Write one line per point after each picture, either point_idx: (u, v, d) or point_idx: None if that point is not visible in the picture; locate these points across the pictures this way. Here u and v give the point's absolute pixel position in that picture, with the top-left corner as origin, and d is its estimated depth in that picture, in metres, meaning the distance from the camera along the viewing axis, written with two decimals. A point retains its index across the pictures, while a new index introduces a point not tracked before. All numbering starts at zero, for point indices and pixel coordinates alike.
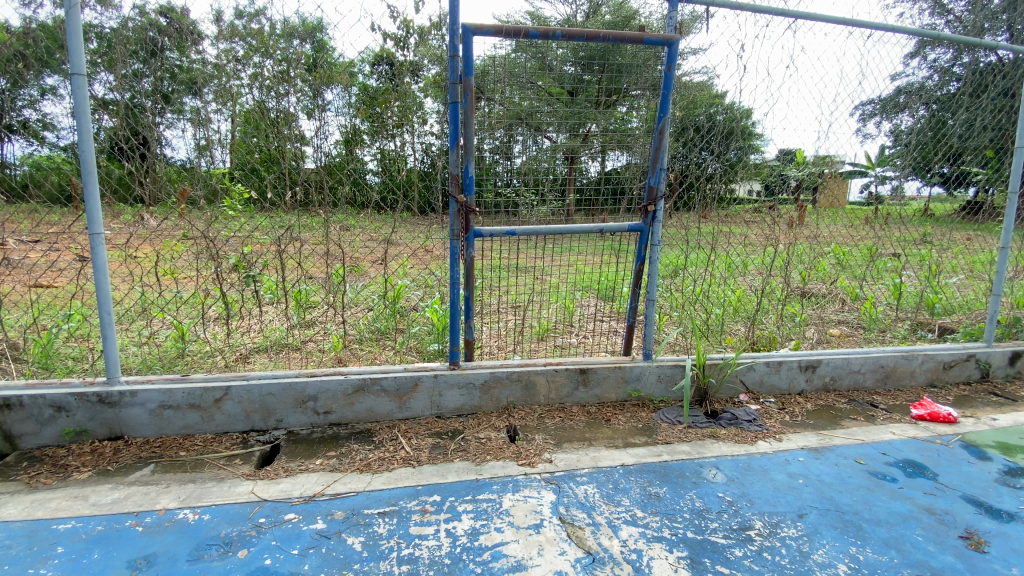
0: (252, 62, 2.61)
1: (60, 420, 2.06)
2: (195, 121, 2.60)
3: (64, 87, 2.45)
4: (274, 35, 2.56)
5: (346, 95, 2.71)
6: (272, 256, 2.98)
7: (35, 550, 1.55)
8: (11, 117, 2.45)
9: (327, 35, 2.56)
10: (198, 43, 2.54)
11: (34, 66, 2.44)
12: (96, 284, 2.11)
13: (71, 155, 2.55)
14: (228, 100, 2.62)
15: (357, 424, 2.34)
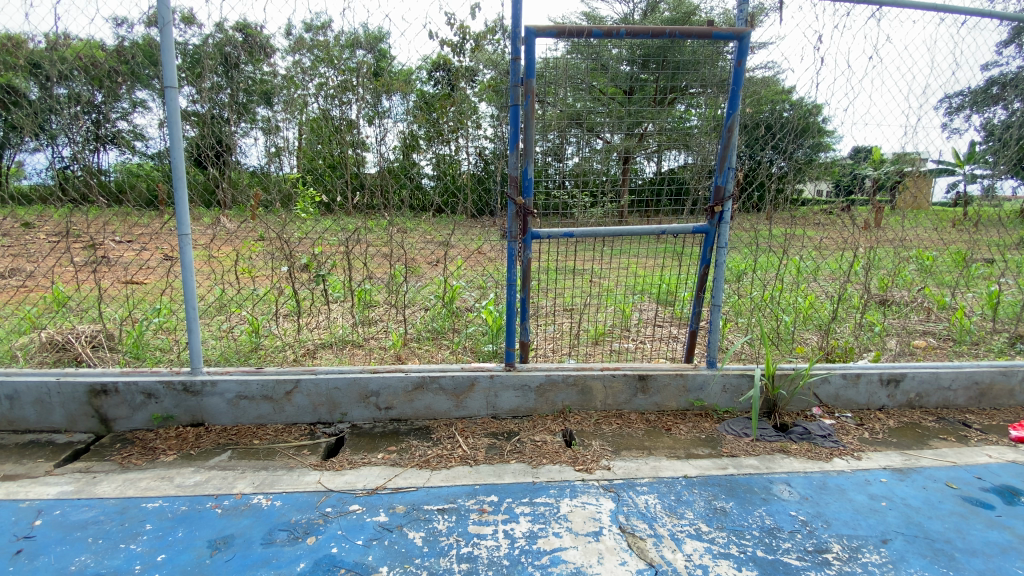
0: (318, 72, 2.75)
1: (150, 405, 2.24)
2: (267, 130, 2.75)
3: (151, 99, 2.69)
4: (338, 45, 2.65)
5: (405, 103, 2.81)
6: (340, 256, 3.10)
7: (128, 526, 1.68)
8: (107, 128, 2.72)
9: (387, 45, 2.63)
10: (270, 56, 2.70)
11: (127, 81, 2.67)
12: (183, 281, 2.26)
13: (158, 162, 2.81)
14: (295, 109, 2.77)
15: (416, 420, 2.39)
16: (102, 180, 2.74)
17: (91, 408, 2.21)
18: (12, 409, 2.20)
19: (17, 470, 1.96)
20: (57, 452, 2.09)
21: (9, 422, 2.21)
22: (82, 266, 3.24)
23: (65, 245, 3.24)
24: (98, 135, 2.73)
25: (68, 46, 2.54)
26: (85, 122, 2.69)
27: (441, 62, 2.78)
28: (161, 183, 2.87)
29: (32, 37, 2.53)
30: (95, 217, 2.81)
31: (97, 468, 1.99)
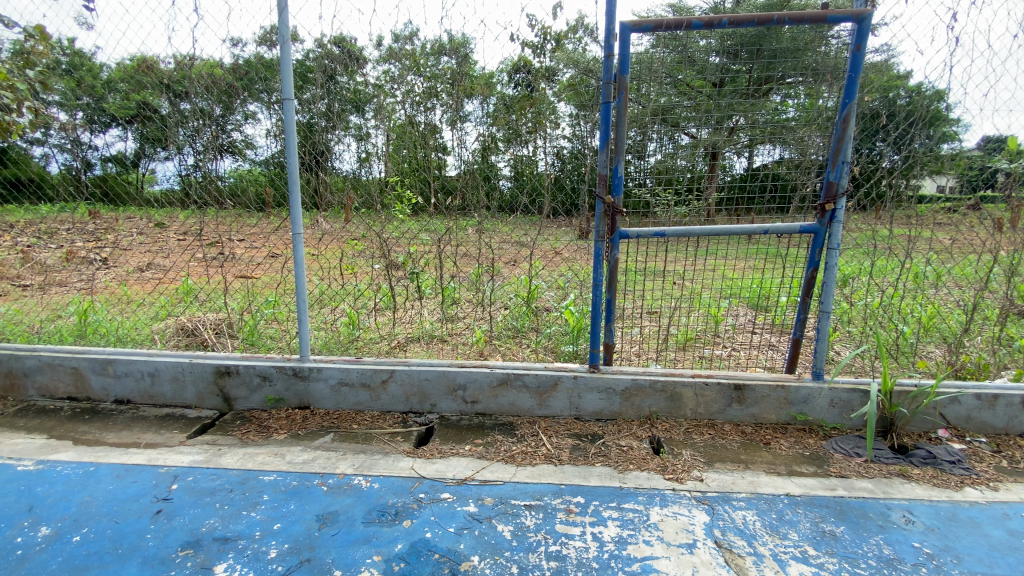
0: (405, 80, 2.87)
1: (265, 387, 2.45)
2: (358, 137, 2.93)
3: (260, 111, 2.92)
4: (425, 53, 2.76)
5: (484, 105, 2.85)
6: (431, 255, 3.19)
7: (248, 495, 1.85)
8: (224, 138, 3.02)
9: (469, 50, 2.68)
10: (362, 66, 2.86)
11: (241, 96, 2.96)
12: (295, 274, 2.47)
13: (264, 168, 3.03)
14: (384, 116, 2.93)
15: (500, 416, 2.42)
16: (218, 185, 3.06)
17: (216, 386, 2.47)
18: (153, 384, 2.51)
19: (158, 439, 2.23)
20: (189, 425, 2.36)
21: (150, 396, 2.52)
22: (205, 262, 3.62)
23: (192, 243, 3.64)
24: (218, 144, 3.03)
25: (193, 67, 2.86)
26: (206, 133, 3.02)
27: (522, 64, 2.83)
28: (268, 187, 3.04)
29: (164, 60, 2.87)
30: (214, 219, 3.14)
31: (221, 441, 2.22)
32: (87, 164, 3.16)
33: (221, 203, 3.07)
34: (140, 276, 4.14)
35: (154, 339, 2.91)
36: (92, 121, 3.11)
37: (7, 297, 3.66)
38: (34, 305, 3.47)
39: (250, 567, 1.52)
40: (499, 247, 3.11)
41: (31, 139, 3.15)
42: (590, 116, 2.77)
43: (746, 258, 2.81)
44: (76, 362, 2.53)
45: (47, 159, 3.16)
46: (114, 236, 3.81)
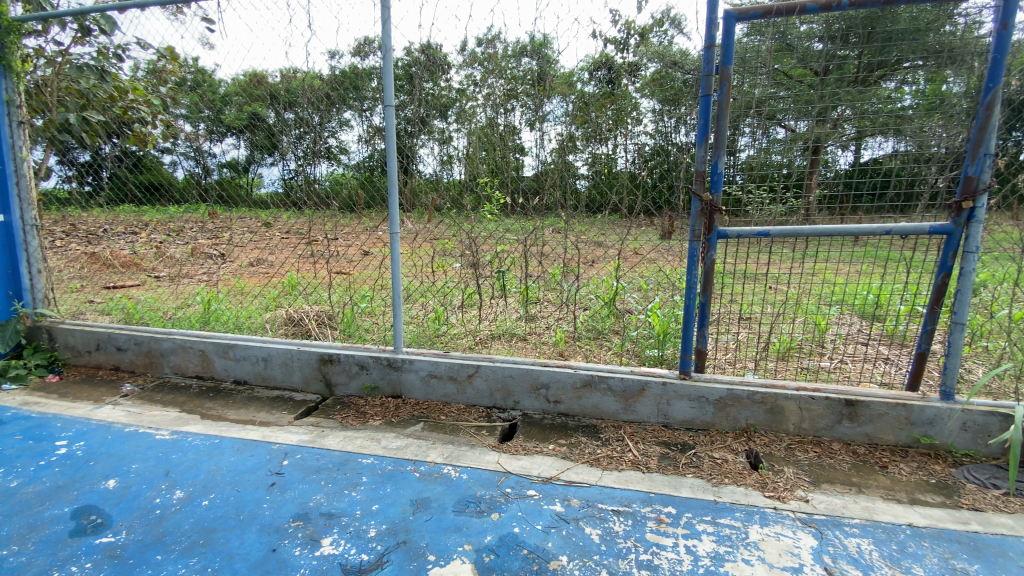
0: (487, 83, 2.94)
1: (362, 375, 2.61)
2: (441, 141, 3.01)
3: (354, 119, 3.15)
4: (506, 56, 2.81)
5: (564, 104, 2.82)
6: (516, 254, 3.23)
7: (349, 475, 1.98)
8: (323, 145, 3.24)
9: (551, 50, 2.67)
10: (446, 72, 2.93)
11: (337, 104, 3.17)
12: (392, 271, 2.65)
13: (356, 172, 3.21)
14: (466, 120, 3.02)
15: (584, 418, 2.39)
16: (315, 187, 3.28)
17: (319, 372, 2.67)
18: (265, 367, 2.75)
19: (270, 418, 2.45)
20: (296, 407, 2.56)
21: (263, 378, 2.77)
22: (307, 258, 3.92)
23: (294, 240, 3.93)
24: (316, 150, 3.25)
25: (297, 79, 3.10)
26: (307, 140, 3.25)
27: (604, 60, 2.67)
28: (357, 190, 3.21)
29: (272, 74, 3.14)
30: (310, 219, 3.37)
31: (324, 424, 2.39)
32: (207, 170, 3.49)
33: (317, 204, 3.29)
34: (251, 271, 4.58)
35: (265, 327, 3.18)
36: (212, 131, 3.42)
37: (147, 286, 4.20)
38: (168, 294, 3.95)
39: (352, 543, 1.62)
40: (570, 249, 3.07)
41: (166, 148, 3.58)
42: (675, 110, 2.65)
43: (852, 261, 2.56)
44: (203, 345, 2.83)
45: (175, 166, 3.55)
46: (228, 236, 4.18)
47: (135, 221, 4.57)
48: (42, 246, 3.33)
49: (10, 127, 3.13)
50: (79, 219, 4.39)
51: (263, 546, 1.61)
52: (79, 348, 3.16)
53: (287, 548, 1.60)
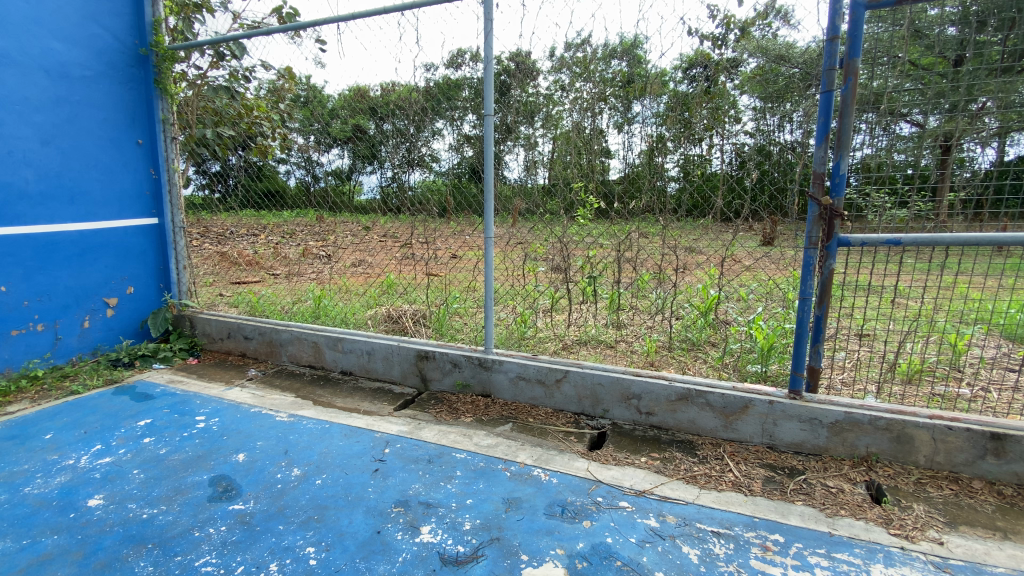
0: (574, 87, 2.88)
1: (455, 373, 2.73)
2: (527, 146, 3.00)
3: (446, 128, 3.25)
4: (596, 59, 2.77)
5: (655, 104, 2.73)
6: (608, 260, 3.19)
7: (444, 469, 2.07)
8: (417, 153, 3.39)
9: (643, 50, 2.60)
10: (535, 78, 2.90)
11: (430, 115, 3.28)
12: (485, 275, 2.73)
13: (446, 178, 3.32)
14: (551, 124, 2.97)
15: (678, 433, 2.30)
16: (410, 194, 3.46)
17: (416, 367, 2.83)
18: (368, 361, 2.96)
19: (372, 408, 2.64)
20: (395, 399, 2.74)
21: (366, 370, 2.99)
22: (402, 260, 4.16)
23: (391, 243, 4.16)
24: (411, 158, 3.43)
25: (396, 92, 3.30)
26: (402, 149, 3.43)
27: (699, 58, 2.56)
28: (447, 196, 3.33)
29: (374, 87, 3.33)
30: (405, 223, 3.56)
31: (421, 417, 2.53)
32: (316, 177, 3.81)
33: (413, 209, 3.45)
34: (353, 271, 4.94)
35: (371, 321, 3.58)
36: (320, 143, 3.71)
37: (266, 283, 4.69)
38: (284, 291, 4.39)
39: (449, 534, 1.69)
40: (653, 253, 2.99)
41: (283, 159, 3.97)
42: (779, 107, 2.51)
43: (992, 276, 2.22)
44: (315, 337, 3.11)
45: (289, 175, 3.93)
46: (331, 238, 4.49)
47: (255, 226, 5.10)
48: (187, 245, 3.84)
49: (166, 142, 3.65)
50: (211, 223, 4.99)
51: (370, 527, 1.73)
52: (213, 335, 3.59)
53: (390, 532, 1.71)
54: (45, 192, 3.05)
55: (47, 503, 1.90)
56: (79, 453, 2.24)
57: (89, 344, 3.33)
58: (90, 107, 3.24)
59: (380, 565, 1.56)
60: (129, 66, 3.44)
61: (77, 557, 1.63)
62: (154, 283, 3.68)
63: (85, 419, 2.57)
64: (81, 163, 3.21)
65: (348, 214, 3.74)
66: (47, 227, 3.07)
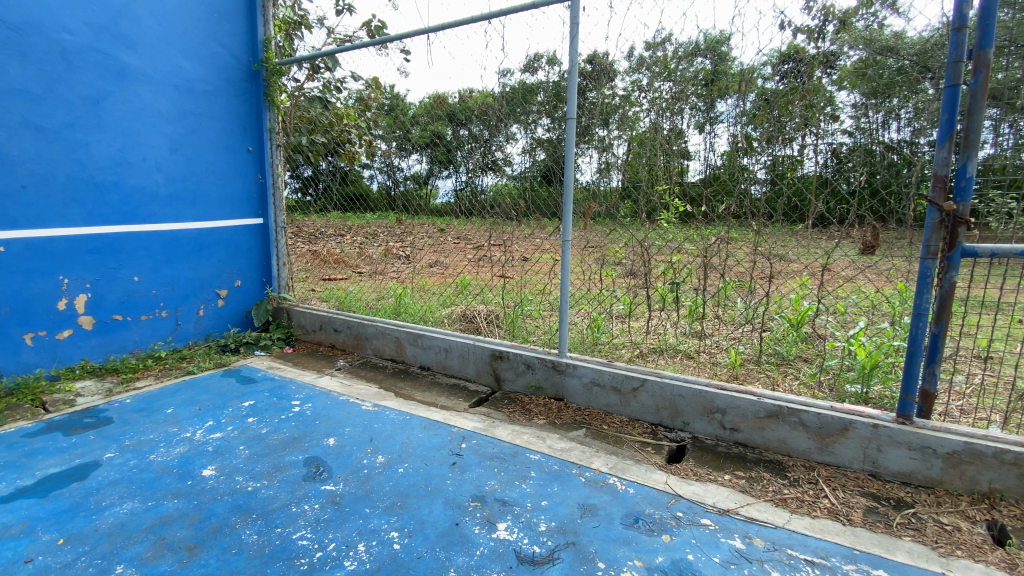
0: (654, 87, 2.78)
1: (528, 374, 2.76)
2: (600, 148, 2.90)
3: (520, 133, 3.26)
4: (676, 57, 2.65)
5: (741, 103, 2.60)
6: (694, 264, 3.13)
7: (519, 468, 2.10)
8: (491, 157, 3.47)
9: (729, 46, 2.49)
10: (612, 79, 2.80)
11: (506, 119, 3.32)
12: (562, 282, 2.73)
13: (517, 182, 3.34)
14: (627, 126, 2.86)
15: (765, 452, 2.17)
16: (482, 197, 3.52)
17: (491, 367, 2.90)
18: (446, 358, 3.08)
19: (449, 403, 2.73)
20: (470, 396, 2.82)
21: (443, 366, 3.10)
22: (476, 261, 4.27)
23: (465, 245, 4.27)
24: (486, 161, 3.50)
25: (472, 98, 3.36)
26: (477, 154, 3.53)
27: (792, 52, 2.40)
28: (519, 199, 3.35)
29: (452, 95, 3.42)
30: (479, 226, 3.63)
31: (495, 415, 2.58)
32: (396, 181, 3.99)
33: (485, 212, 3.50)
34: (429, 271, 5.13)
35: (446, 319, 3.73)
36: (401, 149, 3.90)
37: (351, 281, 4.99)
38: (369, 288, 4.65)
39: (525, 533, 1.71)
40: (741, 260, 2.88)
41: (367, 164, 4.19)
42: (883, 103, 2.27)
43: None
44: (398, 333, 3.28)
45: (372, 179, 4.13)
46: (407, 241, 4.66)
47: (341, 227, 5.43)
48: (287, 243, 4.16)
49: (272, 150, 3.97)
50: (303, 224, 5.39)
51: (449, 519, 1.79)
52: (306, 327, 3.88)
53: (467, 525, 1.75)
54: (172, 194, 3.46)
55: (169, 470, 2.14)
56: (194, 428, 2.51)
57: (203, 331, 3.72)
58: (210, 118, 3.63)
59: (458, 556, 1.61)
60: (243, 81, 3.82)
61: (193, 520, 1.82)
62: (258, 277, 4.04)
63: (200, 397, 2.88)
64: (201, 168, 3.60)
65: (421, 215, 3.90)
66: (173, 225, 3.47)
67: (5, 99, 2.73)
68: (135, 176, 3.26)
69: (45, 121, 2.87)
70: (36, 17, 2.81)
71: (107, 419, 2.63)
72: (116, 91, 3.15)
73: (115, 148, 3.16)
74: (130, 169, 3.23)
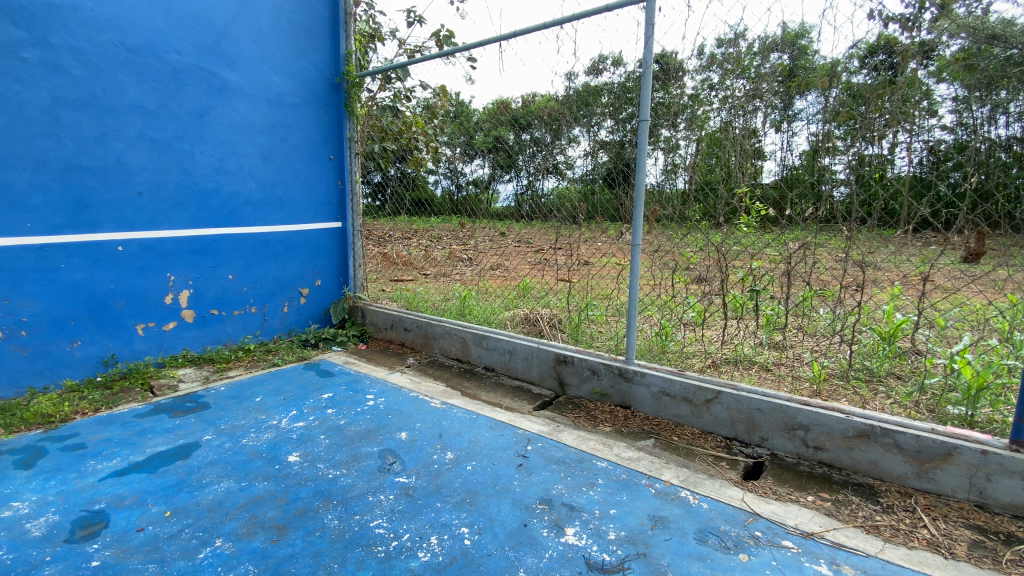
0: (726, 86, 2.66)
1: (593, 380, 2.74)
2: (667, 149, 2.80)
3: (581, 135, 3.26)
4: (750, 53, 2.53)
5: (823, 99, 2.47)
6: (775, 272, 2.90)
7: (586, 474, 2.09)
8: (552, 160, 3.43)
9: (809, 39, 2.38)
10: (681, 78, 2.71)
11: (568, 121, 3.30)
12: (630, 290, 2.68)
13: (579, 185, 3.32)
14: (696, 126, 2.75)
15: (854, 474, 2.02)
16: (543, 200, 3.50)
17: (555, 371, 2.90)
18: (510, 359, 3.12)
19: (514, 405, 2.77)
20: (534, 399, 2.84)
21: (507, 368, 3.15)
22: (538, 265, 4.28)
23: (526, 248, 4.29)
24: (548, 165, 3.46)
25: (535, 103, 3.38)
26: (539, 157, 3.51)
27: (882, 44, 2.26)
28: (580, 203, 3.32)
29: (515, 99, 3.46)
30: (541, 229, 3.60)
31: (560, 420, 2.59)
32: (459, 186, 4.05)
33: (546, 216, 3.49)
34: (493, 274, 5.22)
35: (509, 321, 3.78)
36: (465, 154, 3.98)
37: (418, 283, 5.17)
38: (435, 290, 4.80)
39: (594, 540, 1.70)
40: (829, 269, 2.70)
41: (432, 170, 4.31)
42: (989, 96, 2.07)
43: None
44: (464, 334, 3.37)
45: (437, 185, 4.23)
46: (468, 246, 4.73)
47: (408, 231, 5.64)
48: (363, 246, 4.39)
49: (350, 158, 4.22)
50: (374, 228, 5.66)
51: (517, 519, 1.81)
52: (378, 325, 4.07)
53: (536, 527, 1.77)
54: (262, 199, 3.75)
55: (259, 454, 2.32)
56: (280, 416, 2.70)
57: (286, 326, 4.00)
58: (297, 128, 3.91)
59: (528, 557, 1.62)
60: (327, 93, 4.08)
61: (281, 502, 1.97)
62: (336, 277, 4.29)
63: (284, 387, 3.10)
64: (288, 175, 3.88)
65: (484, 220, 3.90)
66: (263, 228, 3.77)
67: (127, 115, 3.08)
68: (232, 183, 3.57)
69: (158, 134, 3.21)
70: (152, 41, 3.14)
71: (205, 404, 2.89)
72: (217, 106, 3.46)
73: (216, 158, 3.48)
74: (228, 177, 3.54)
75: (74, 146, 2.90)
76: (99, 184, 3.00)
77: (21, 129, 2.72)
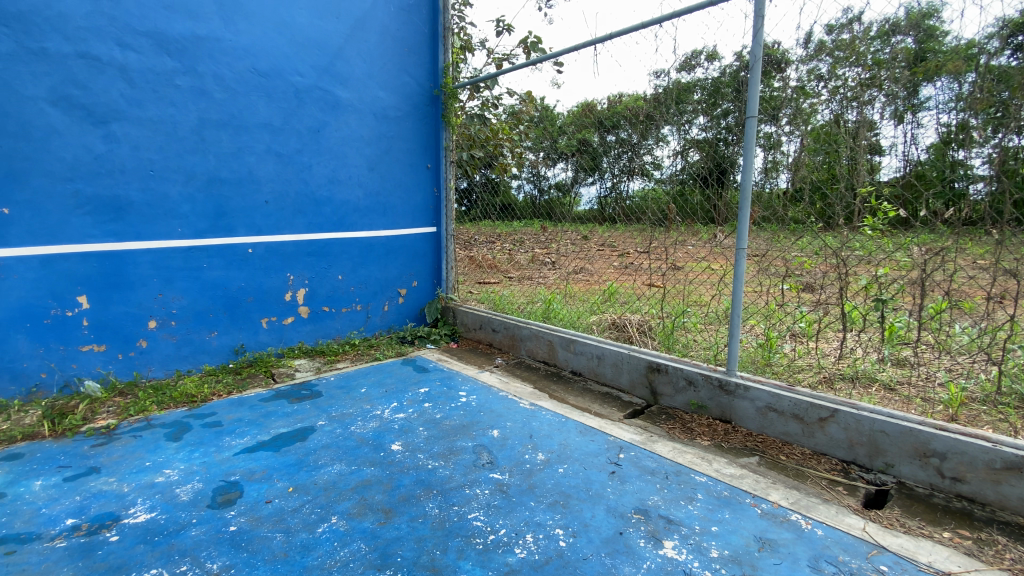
0: (837, 76, 2.45)
1: (689, 391, 2.64)
2: (768, 146, 2.66)
3: (671, 133, 3.10)
4: (868, 38, 2.33)
5: (955, 86, 2.17)
6: (904, 280, 2.60)
7: (683, 487, 2.03)
8: (639, 162, 3.33)
9: (938, 19, 2.17)
10: (782, 70, 2.55)
11: (658, 122, 3.15)
12: (733, 294, 2.57)
13: (665, 186, 3.17)
14: (802, 120, 2.58)
15: (1001, 511, 1.77)
16: (628, 202, 3.42)
17: (647, 379, 2.84)
18: (599, 365, 3.11)
19: (604, 411, 2.75)
20: (625, 406, 2.80)
21: (596, 373, 3.13)
22: (624, 270, 4.21)
23: (611, 253, 4.24)
24: (637, 167, 3.35)
25: (621, 103, 3.33)
26: (624, 158, 3.43)
27: None
28: (668, 204, 3.18)
29: (602, 101, 3.43)
30: (625, 232, 3.56)
31: (653, 429, 2.53)
32: (541, 190, 4.09)
33: (630, 218, 3.43)
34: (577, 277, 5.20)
35: (596, 326, 3.75)
36: (549, 158, 3.99)
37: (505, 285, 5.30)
38: (520, 292, 4.89)
39: (695, 556, 1.64)
40: (967, 278, 2.30)
41: (516, 175, 4.39)
42: None
43: None
44: (551, 337, 3.39)
45: (520, 190, 4.33)
46: (552, 249, 4.76)
47: (493, 234, 5.78)
48: (455, 249, 4.58)
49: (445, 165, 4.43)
50: None
51: (612, 526, 1.80)
52: (468, 326, 4.22)
53: (632, 536, 1.75)
54: (367, 205, 4.05)
55: (366, 441, 2.52)
56: (382, 407, 2.90)
57: (385, 324, 4.28)
58: (399, 139, 4.17)
59: (625, 565, 1.61)
60: (426, 105, 4.32)
61: (387, 487, 2.12)
62: (430, 279, 4.52)
63: (385, 381, 3.32)
64: (390, 183, 4.16)
65: (568, 223, 3.93)
66: (367, 232, 4.07)
67: (257, 133, 3.47)
68: (342, 191, 3.90)
69: (282, 148, 3.59)
70: (278, 65, 3.52)
71: (317, 392, 3.18)
72: (331, 121, 3.80)
73: (329, 169, 3.82)
74: (339, 185, 3.87)
75: (215, 161, 3.32)
76: (235, 194, 3.41)
77: (176, 148, 3.18)
